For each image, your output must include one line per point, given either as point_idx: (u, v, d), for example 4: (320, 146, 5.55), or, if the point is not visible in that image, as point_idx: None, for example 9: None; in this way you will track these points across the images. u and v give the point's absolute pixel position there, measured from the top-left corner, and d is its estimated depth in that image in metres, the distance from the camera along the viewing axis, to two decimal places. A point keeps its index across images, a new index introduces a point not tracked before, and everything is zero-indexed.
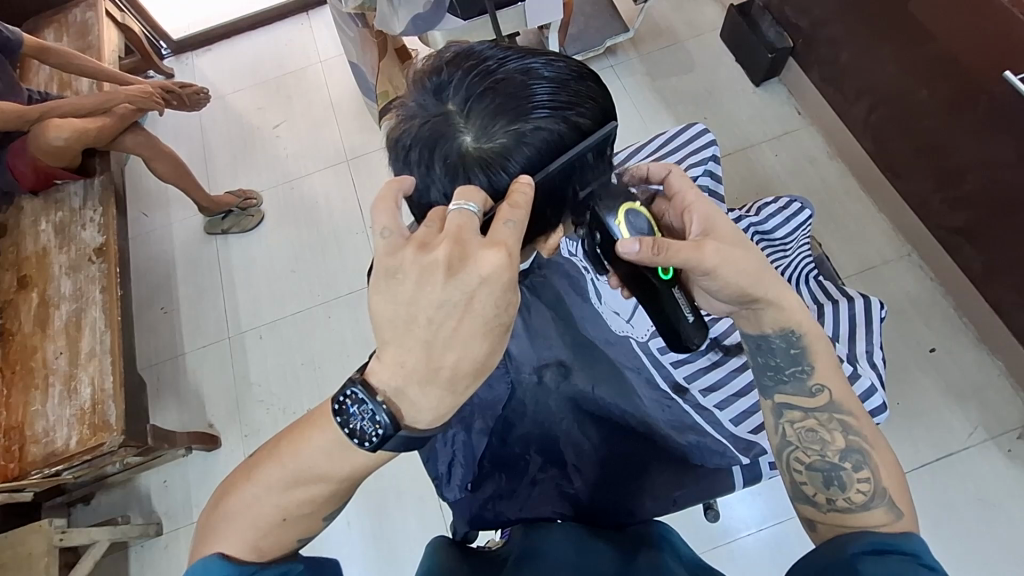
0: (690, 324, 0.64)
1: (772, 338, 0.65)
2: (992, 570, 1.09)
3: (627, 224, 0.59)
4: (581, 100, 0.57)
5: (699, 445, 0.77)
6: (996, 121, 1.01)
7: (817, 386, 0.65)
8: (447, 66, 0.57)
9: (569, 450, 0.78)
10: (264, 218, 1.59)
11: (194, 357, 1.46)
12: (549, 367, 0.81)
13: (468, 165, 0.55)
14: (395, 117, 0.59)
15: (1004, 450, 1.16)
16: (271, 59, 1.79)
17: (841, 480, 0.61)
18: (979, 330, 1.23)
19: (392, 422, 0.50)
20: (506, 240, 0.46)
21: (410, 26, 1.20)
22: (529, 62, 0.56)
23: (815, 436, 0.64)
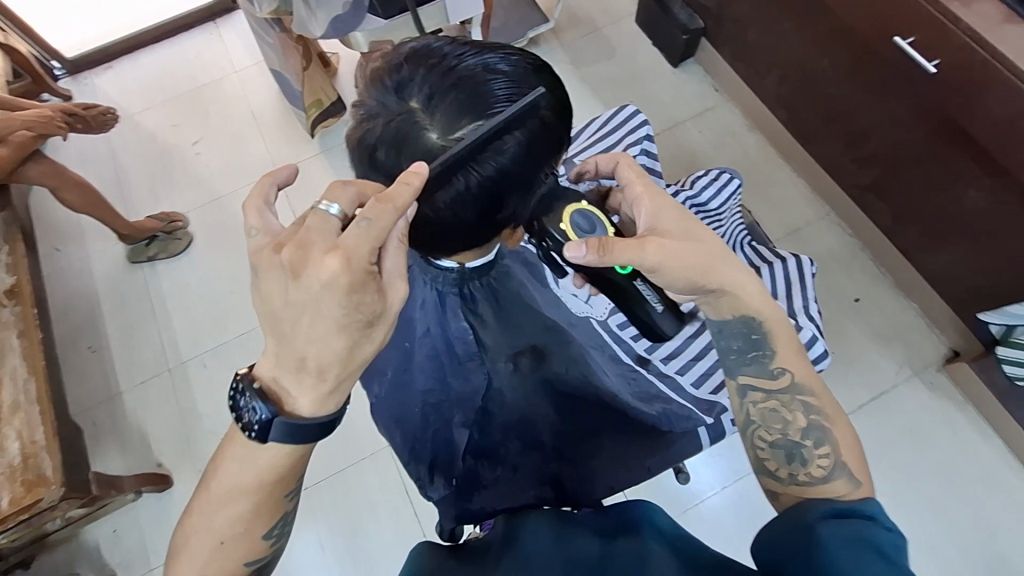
0: (660, 315, 0.65)
1: (733, 322, 0.66)
2: (928, 492, 1.20)
3: (572, 225, 0.62)
4: (541, 91, 0.58)
5: (666, 413, 0.83)
6: (891, 83, 1.11)
7: (779, 368, 0.66)
8: (405, 65, 0.58)
9: (546, 432, 0.79)
10: (193, 241, 1.50)
11: (133, 395, 1.37)
12: (523, 354, 0.79)
13: (436, 161, 0.55)
14: (356, 118, 0.59)
15: (927, 382, 1.27)
16: (182, 72, 1.69)
17: (802, 456, 0.62)
18: (894, 277, 1.35)
19: (271, 408, 0.51)
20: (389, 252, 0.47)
21: (331, 28, 1.17)
22: (487, 57, 0.58)
23: (778, 416, 0.65)
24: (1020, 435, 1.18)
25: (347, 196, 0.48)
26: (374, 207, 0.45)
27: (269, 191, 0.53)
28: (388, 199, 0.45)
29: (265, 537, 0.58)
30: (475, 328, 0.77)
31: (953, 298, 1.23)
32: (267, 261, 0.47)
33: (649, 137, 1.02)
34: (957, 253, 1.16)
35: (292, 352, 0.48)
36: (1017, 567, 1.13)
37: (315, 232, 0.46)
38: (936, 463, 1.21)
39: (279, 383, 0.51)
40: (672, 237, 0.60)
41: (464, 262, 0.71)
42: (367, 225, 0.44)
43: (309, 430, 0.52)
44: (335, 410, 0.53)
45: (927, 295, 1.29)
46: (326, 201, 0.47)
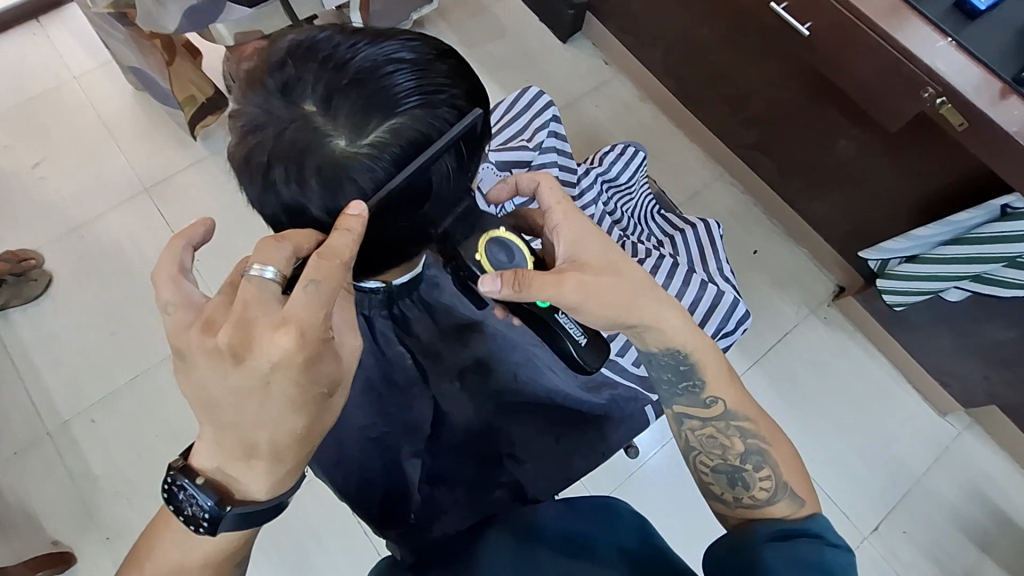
0: (580, 349, 0.63)
1: (661, 356, 0.66)
2: (834, 418, 1.33)
3: (489, 257, 0.58)
4: (450, 81, 0.54)
5: (615, 399, 0.83)
6: (766, 46, 1.17)
7: (711, 398, 0.67)
8: (293, 66, 0.52)
9: (501, 441, 0.77)
10: (54, 281, 1.30)
11: (5, 470, 1.17)
12: (468, 372, 0.78)
13: (346, 171, 0.50)
14: (242, 130, 0.53)
15: (822, 319, 1.40)
16: (5, 84, 1.43)
17: (745, 480, 0.65)
18: (785, 227, 1.45)
19: (218, 501, 0.50)
20: (302, 317, 0.43)
21: (188, 22, 1.03)
22: (384, 48, 0.52)
23: (715, 442, 0.67)
24: (901, 354, 1.33)
25: (281, 254, 0.45)
26: (321, 267, 0.44)
27: (187, 259, 0.50)
28: (332, 254, 0.45)
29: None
30: (413, 352, 0.78)
31: (835, 241, 1.35)
32: (197, 343, 0.44)
33: (556, 119, 0.99)
34: (834, 200, 1.27)
35: (241, 439, 0.47)
36: (910, 468, 1.29)
37: (254, 305, 0.44)
38: (838, 390, 1.35)
39: (224, 474, 0.50)
40: (594, 270, 0.59)
41: (390, 280, 0.69)
42: (316, 289, 0.43)
43: (260, 515, 0.51)
44: (287, 490, 0.52)
45: (813, 240, 1.41)
46: (260, 265, 0.44)
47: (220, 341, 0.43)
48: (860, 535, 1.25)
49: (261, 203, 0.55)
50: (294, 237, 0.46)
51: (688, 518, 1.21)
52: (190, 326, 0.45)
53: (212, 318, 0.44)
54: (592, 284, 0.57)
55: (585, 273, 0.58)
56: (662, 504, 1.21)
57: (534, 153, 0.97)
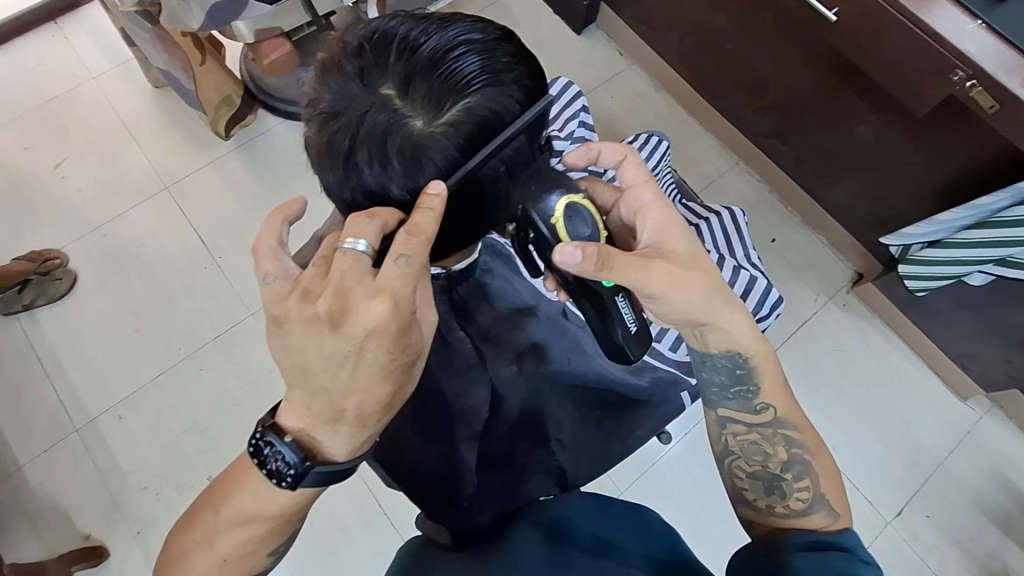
0: (632, 337, 0.65)
1: (717, 357, 0.67)
2: (855, 404, 1.33)
3: (568, 223, 0.57)
4: (518, 60, 0.54)
5: (657, 381, 0.84)
6: (785, 33, 1.17)
7: (762, 404, 0.68)
8: (368, 51, 0.53)
9: (551, 427, 0.79)
10: (77, 279, 1.31)
11: (37, 467, 1.18)
12: (526, 354, 0.81)
13: (426, 150, 0.51)
14: (319, 115, 0.54)
15: (841, 306, 1.40)
16: (23, 85, 1.44)
17: (783, 488, 0.66)
18: (802, 215, 1.46)
19: (305, 458, 0.52)
20: (394, 287, 0.45)
21: (209, 20, 1.03)
22: (454, 29, 0.53)
23: (758, 448, 0.68)
24: (921, 339, 1.34)
25: (372, 229, 0.46)
26: (409, 243, 0.45)
27: (281, 229, 0.50)
28: (418, 232, 0.46)
29: (270, 555, 0.59)
30: (473, 337, 0.81)
31: (854, 228, 1.35)
32: (295, 312, 0.46)
33: (586, 109, 1.02)
34: (853, 187, 1.27)
35: (331, 402, 0.49)
36: (930, 453, 1.30)
37: (350, 276, 0.45)
38: (858, 376, 1.35)
39: (308, 434, 0.52)
40: (677, 260, 0.59)
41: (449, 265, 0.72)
42: (406, 264, 0.45)
43: (341, 474, 0.54)
44: (365, 453, 0.55)
45: (830, 227, 1.41)
46: (352, 238, 0.46)
47: (320, 308, 0.45)
48: (882, 520, 1.26)
49: (338, 188, 0.56)
50: (381, 213, 0.47)
51: (711, 505, 1.21)
52: (286, 295, 0.47)
53: (308, 287, 0.46)
54: (660, 273, 0.58)
55: (672, 264, 0.59)
56: (685, 491, 1.22)
57: (567, 142, 0.99)
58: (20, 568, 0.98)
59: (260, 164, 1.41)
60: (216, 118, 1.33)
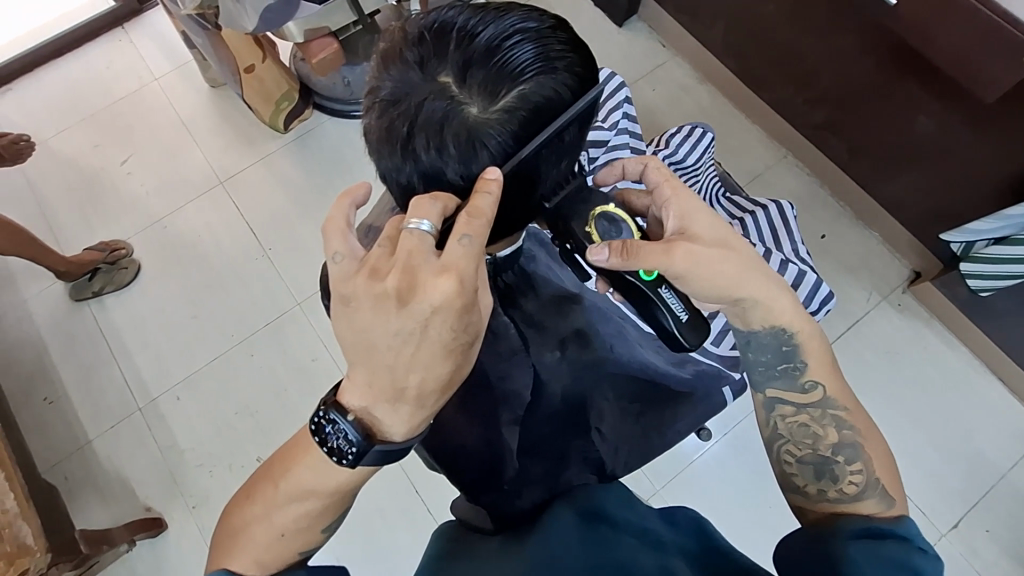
0: (682, 324, 0.61)
1: (762, 334, 0.65)
2: (909, 408, 1.27)
3: (600, 230, 0.59)
4: (571, 48, 0.55)
5: (700, 374, 0.85)
6: (838, 19, 1.12)
7: (810, 382, 0.66)
8: (427, 39, 0.54)
9: (591, 415, 0.78)
10: (141, 268, 1.39)
11: (105, 442, 1.27)
12: (568, 340, 0.81)
13: (481, 136, 0.53)
14: (378, 102, 0.55)
15: (895, 306, 1.33)
16: (94, 87, 1.54)
17: (834, 472, 0.63)
18: (854, 210, 1.39)
19: (366, 436, 0.52)
20: (461, 263, 0.46)
21: (262, 21, 1.08)
22: (511, 17, 0.54)
23: (808, 431, 0.66)
24: (983, 342, 1.26)
25: (435, 211, 0.48)
26: (471, 224, 0.46)
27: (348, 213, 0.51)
28: (479, 213, 0.47)
29: (325, 531, 0.57)
30: (517, 322, 0.82)
31: (911, 223, 1.28)
32: (363, 289, 0.47)
33: (628, 100, 1.02)
34: (911, 180, 1.21)
35: (394, 381, 0.50)
36: (992, 462, 1.23)
37: (417, 254, 0.46)
38: (913, 380, 1.28)
39: (370, 412, 0.52)
40: (704, 242, 0.57)
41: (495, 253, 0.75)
42: (470, 244, 0.46)
43: (399, 454, 0.54)
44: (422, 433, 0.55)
45: (885, 222, 1.34)
46: (416, 219, 0.47)
47: (388, 284, 0.46)
48: (937, 531, 1.19)
49: (394, 174, 0.57)
50: (444, 195, 0.48)
51: (750, 507, 1.18)
52: (353, 273, 0.48)
53: (376, 265, 0.47)
54: (681, 255, 0.56)
55: (695, 243, 0.57)
56: (723, 493, 1.20)
57: (610, 133, 0.99)
58: (89, 533, 1.06)
59: (308, 160, 1.47)
60: (276, 113, 1.42)
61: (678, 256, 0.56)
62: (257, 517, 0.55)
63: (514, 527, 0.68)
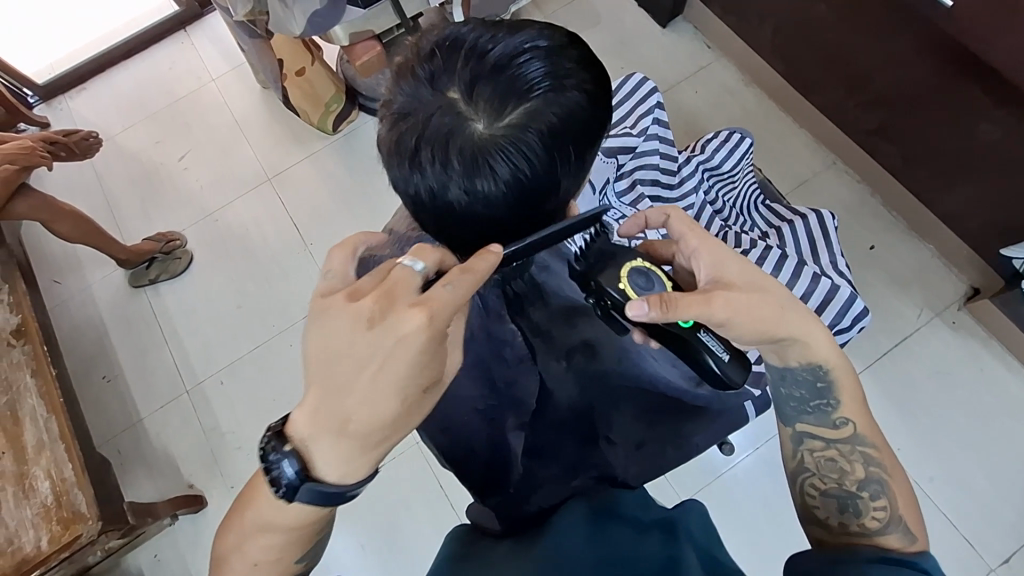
0: (726, 364, 0.62)
1: (799, 370, 0.63)
2: (959, 433, 1.19)
3: (631, 285, 0.62)
4: (580, 66, 0.56)
5: (718, 392, 0.82)
6: (893, 21, 1.07)
7: (842, 419, 0.64)
8: (439, 56, 0.55)
9: (600, 423, 0.79)
10: (193, 258, 1.47)
11: (155, 420, 1.36)
12: (576, 352, 0.81)
13: (485, 152, 0.54)
14: (391, 115, 0.57)
15: (950, 322, 1.26)
16: (158, 87, 1.64)
17: (858, 506, 0.61)
18: (908, 220, 1.32)
19: (299, 469, 0.51)
20: (438, 301, 0.47)
21: (309, 25, 1.12)
22: (522, 35, 0.55)
23: (835, 465, 0.64)
24: None
25: (430, 255, 0.51)
26: (458, 276, 0.48)
27: (359, 245, 0.57)
28: (471, 269, 0.49)
29: (318, 532, 0.59)
30: (525, 331, 0.81)
31: (970, 236, 1.21)
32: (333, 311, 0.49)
33: (660, 105, 1.00)
34: (970, 190, 1.14)
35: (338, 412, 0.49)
36: None
37: (399, 286, 0.48)
38: (965, 402, 1.21)
39: (308, 446, 0.52)
40: (741, 288, 0.57)
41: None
42: (453, 289, 0.48)
43: (334, 496, 0.53)
44: (360, 479, 0.54)
45: (941, 234, 1.27)
46: (412, 259, 0.50)
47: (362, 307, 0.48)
48: (985, 565, 1.12)
49: (403, 186, 0.59)
50: (445, 242, 0.52)
51: (778, 526, 1.14)
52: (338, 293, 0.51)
53: (358, 287, 0.50)
54: (721, 304, 0.55)
55: (732, 292, 0.56)
56: (750, 509, 1.16)
57: (638, 140, 0.99)
58: (137, 505, 1.13)
59: (352, 158, 1.52)
60: (327, 116, 1.47)
61: (718, 305, 0.55)
62: (274, 503, 0.57)
63: (518, 530, 0.68)
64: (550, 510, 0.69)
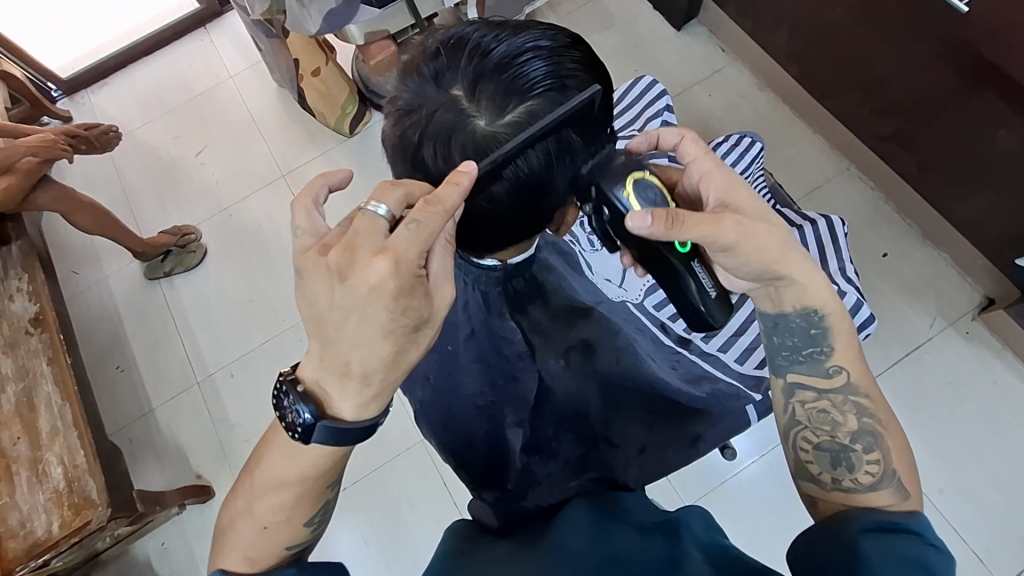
0: (712, 299, 0.63)
1: (793, 316, 0.63)
2: (970, 445, 1.17)
3: (636, 196, 0.57)
4: (582, 66, 0.56)
5: (715, 394, 0.84)
6: (909, 27, 1.06)
7: (834, 367, 0.64)
8: (443, 54, 0.55)
9: (596, 421, 0.78)
10: (207, 252, 1.50)
11: (166, 409, 1.38)
12: (573, 351, 0.79)
13: (487, 150, 0.54)
14: (395, 112, 0.57)
15: (963, 333, 1.24)
16: (177, 83, 1.67)
17: (851, 459, 0.60)
18: (922, 228, 1.31)
19: (312, 410, 0.54)
20: (401, 248, 0.47)
21: (325, 23, 1.14)
22: (525, 35, 0.55)
23: (827, 417, 0.64)
24: None
25: (394, 196, 0.50)
26: (426, 210, 0.48)
27: (320, 191, 0.54)
28: (437, 202, 0.48)
29: (308, 525, 0.60)
30: (525, 330, 0.78)
31: (985, 246, 1.19)
32: (313, 262, 0.49)
33: (669, 108, 1.01)
34: (986, 199, 1.12)
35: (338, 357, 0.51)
36: None
37: (364, 235, 0.48)
38: (977, 414, 1.19)
39: (320, 385, 0.54)
40: (748, 215, 0.57)
41: (507, 258, 0.72)
42: (418, 229, 0.47)
43: (349, 433, 0.54)
44: (375, 415, 0.55)
45: (956, 243, 1.25)
46: (374, 203, 0.49)
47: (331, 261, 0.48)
48: None
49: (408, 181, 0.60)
50: (409, 183, 0.51)
51: (782, 534, 1.13)
52: (309, 248, 0.51)
53: (327, 241, 0.50)
54: (730, 225, 0.55)
55: (741, 215, 0.56)
56: (755, 517, 1.15)
57: None
58: (146, 493, 1.15)
59: (364, 156, 1.53)
60: (343, 117, 1.49)
61: (728, 226, 0.55)
62: (274, 493, 0.58)
63: (512, 530, 0.69)
64: (546, 514, 0.70)
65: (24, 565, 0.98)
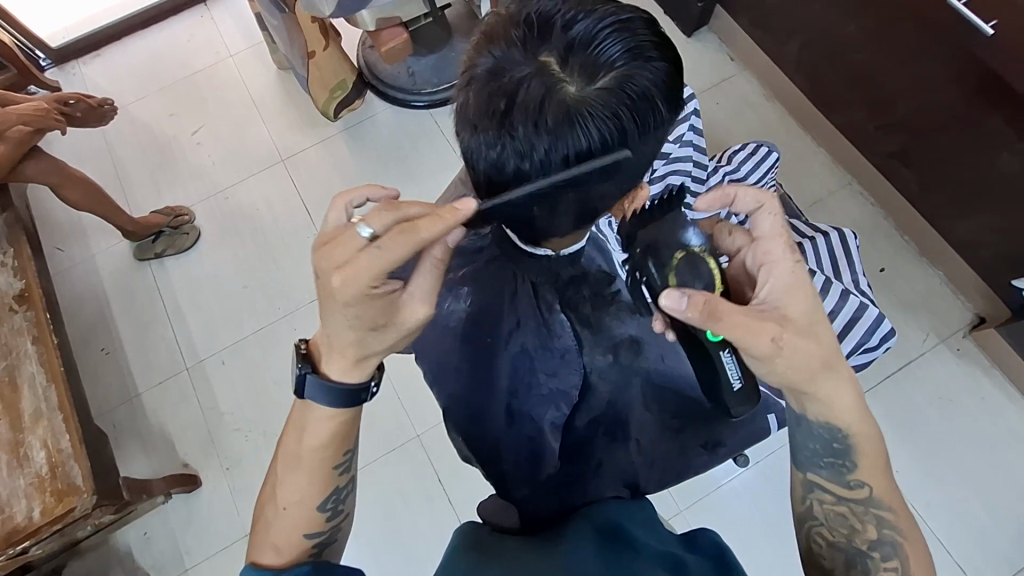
0: (734, 389, 0.58)
1: (817, 426, 0.58)
2: (956, 458, 1.20)
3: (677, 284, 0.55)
4: (662, 41, 0.56)
5: None
6: (925, 47, 1.07)
7: (857, 483, 0.60)
8: (529, 25, 0.55)
9: (635, 426, 0.80)
10: (200, 235, 1.45)
11: (152, 395, 1.34)
12: (622, 344, 0.80)
13: (579, 116, 0.53)
14: (477, 78, 0.56)
15: (954, 350, 1.27)
16: (174, 59, 1.62)
17: (867, 564, 0.60)
18: (919, 246, 1.33)
19: (307, 366, 0.55)
20: (362, 270, 0.45)
21: (339, 7, 1.10)
22: (609, 7, 0.55)
23: (845, 522, 0.61)
24: None
25: (382, 217, 0.45)
26: (393, 241, 0.44)
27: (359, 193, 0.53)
28: (411, 233, 0.44)
29: (309, 535, 0.60)
30: (572, 323, 0.79)
31: (981, 265, 1.22)
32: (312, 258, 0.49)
33: (695, 112, 1.00)
34: (985, 219, 1.15)
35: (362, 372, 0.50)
36: None
37: (342, 248, 0.46)
38: (964, 429, 1.22)
39: (318, 348, 0.56)
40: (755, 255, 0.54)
41: (559, 249, 0.71)
42: (378, 256, 0.44)
43: (340, 394, 0.55)
44: (362, 381, 0.55)
45: (952, 262, 1.28)
46: (362, 222, 0.45)
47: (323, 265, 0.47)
48: None
49: (483, 150, 0.57)
50: (405, 207, 0.45)
51: (776, 544, 1.15)
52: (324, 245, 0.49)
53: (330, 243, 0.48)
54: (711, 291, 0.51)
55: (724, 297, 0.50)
56: (745, 523, 1.16)
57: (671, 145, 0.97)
58: (132, 480, 1.12)
59: (366, 145, 1.50)
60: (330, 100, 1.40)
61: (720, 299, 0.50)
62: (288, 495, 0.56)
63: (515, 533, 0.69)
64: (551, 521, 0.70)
65: (2, 553, 0.94)
